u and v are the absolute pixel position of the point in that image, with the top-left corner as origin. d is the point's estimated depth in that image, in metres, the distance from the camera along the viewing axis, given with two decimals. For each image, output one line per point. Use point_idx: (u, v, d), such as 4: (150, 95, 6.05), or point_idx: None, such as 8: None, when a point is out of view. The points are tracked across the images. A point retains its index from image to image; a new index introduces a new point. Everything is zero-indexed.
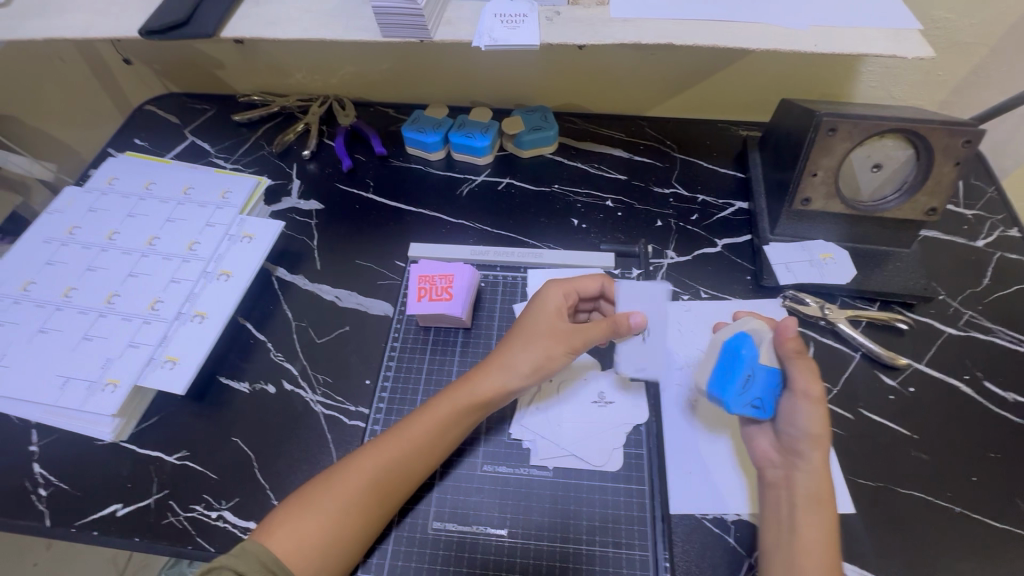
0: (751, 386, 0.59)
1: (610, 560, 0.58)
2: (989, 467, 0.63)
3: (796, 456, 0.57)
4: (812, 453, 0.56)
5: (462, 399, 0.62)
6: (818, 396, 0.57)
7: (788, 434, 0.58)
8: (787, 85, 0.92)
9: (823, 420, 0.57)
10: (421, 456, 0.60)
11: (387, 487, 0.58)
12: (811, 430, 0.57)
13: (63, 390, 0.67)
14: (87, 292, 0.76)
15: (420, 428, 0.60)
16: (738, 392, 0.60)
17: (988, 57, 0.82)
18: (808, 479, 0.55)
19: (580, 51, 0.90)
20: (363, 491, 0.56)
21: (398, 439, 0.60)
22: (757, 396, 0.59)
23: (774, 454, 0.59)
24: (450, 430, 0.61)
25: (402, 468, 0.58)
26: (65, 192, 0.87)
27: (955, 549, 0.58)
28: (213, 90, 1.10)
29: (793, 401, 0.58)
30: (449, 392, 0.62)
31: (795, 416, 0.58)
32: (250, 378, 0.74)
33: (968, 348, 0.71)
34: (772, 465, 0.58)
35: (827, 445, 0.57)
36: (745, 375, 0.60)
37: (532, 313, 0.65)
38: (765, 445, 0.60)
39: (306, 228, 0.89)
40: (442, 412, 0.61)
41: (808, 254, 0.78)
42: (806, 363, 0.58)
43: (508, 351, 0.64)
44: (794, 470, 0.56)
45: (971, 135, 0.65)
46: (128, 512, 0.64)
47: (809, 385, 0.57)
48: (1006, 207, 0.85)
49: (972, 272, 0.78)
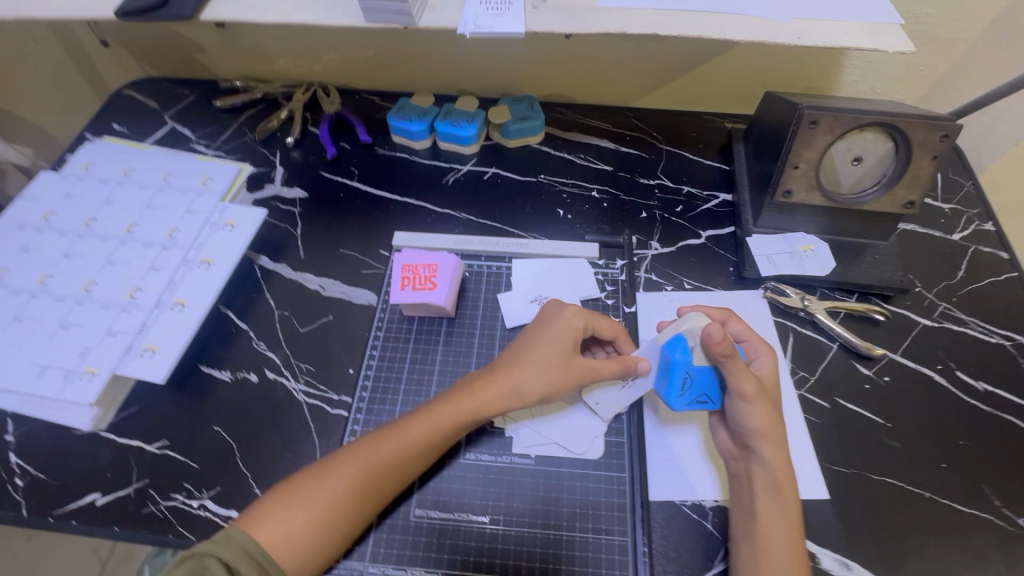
0: (690, 385, 0.61)
1: (590, 546, 0.59)
2: (959, 454, 0.65)
3: (749, 450, 0.58)
4: (760, 447, 0.57)
5: (464, 410, 0.61)
6: (753, 393, 0.58)
7: (739, 429, 0.59)
8: (772, 78, 0.92)
9: (768, 414, 0.58)
10: (418, 458, 0.59)
11: (378, 484, 0.57)
12: (754, 428, 0.57)
13: (39, 379, 0.66)
14: (64, 279, 0.75)
15: (417, 435, 0.60)
16: (679, 393, 0.61)
17: (967, 52, 0.83)
18: (763, 471, 0.56)
19: (567, 40, 0.90)
20: (348, 484, 0.56)
21: (394, 437, 0.60)
22: (699, 392, 0.61)
23: (733, 447, 0.60)
24: (447, 439, 0.61)
25: (396, 468, 0.58)
26: (39, 178, 0.85)
27: (923, 533, 0.60)
28: (194, 74, 1.07)
29: (734, 400, 0.59)
30: (450, 400, 0.62)
31: (738, 414, 0.59)
32: (232, 367, 0.73)
33: (942, 339, 0.73)
34: (732, 457, 0.60)
35: (777, 436, 0.58)
36: (682, 378, 0.60)
37: (547, 337, 0.63)
38: (725, 438, 0.62)
39: (289, 216, 0.88)
40: (441, 417, 0.61)
41: (789, 246, 0.79)
42: (736, 364, 0.58)
43: (518, 373, 0.62)
44: (750, 463, 0.58)
45: (948, 130, 0.66)
46: (107, 502, 0.64)
47: (743, 384, 0.58)
48: (982, 201, 0.86)
49: (947, 265, 0.79)
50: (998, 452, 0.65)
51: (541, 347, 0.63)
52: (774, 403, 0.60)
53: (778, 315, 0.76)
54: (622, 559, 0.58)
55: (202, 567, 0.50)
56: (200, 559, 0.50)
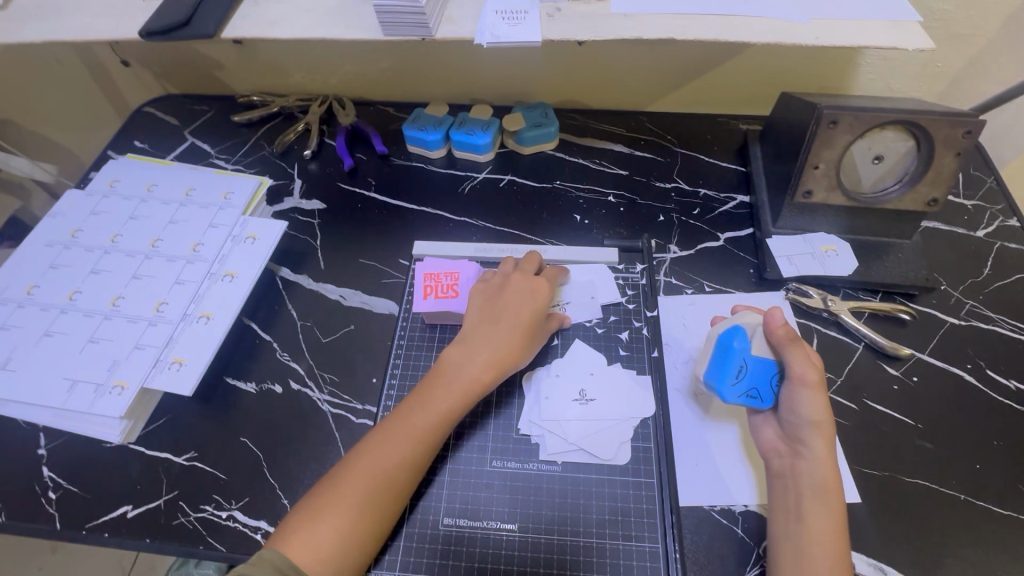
0: (745, 375, 0.61)
1: (620, 553, 0.58)
2: (993, 455, 0.63)
3: (800, 445, 0.57)
4: (813, 442, 0.56)
5: (456, 386, 0.62)
6: (816, 381, 0.57)
7: (790, 422, 0.59)
8: (786, 79, 0.92)
9: (823, 406, 0.57)
10: (421, 445, 0.60)
11: (393, 483, 0.58)
12: (810, 417, 0.57)
13: (70, 393, 0.67)
14: (92, 294, 0.76)
15: (418, 419, 0.61)
16: (733, 381, 0.60)
17: (986, 47, 0.82)
18: (812, 469, 0.56)
19: (580, 47, 0.90)
20: (372, 490, 0.56)
21: (399, 430, 0.60)
22: (752, 386, 0.61)
23: (780, 444, 0.59)
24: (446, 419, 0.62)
25: (404, 461, 0.59)
26: (66, 195, 0.87)
27: (959, 536, 0.59)
28: (212, 90, 1.09)
29: (792, 388, 0.59)
30: (443, 381, 0.63)
31: (794, 402, 0.58)
32: (257, 378, 0.74)
33: (970, 338, 0.72)
34: (778, 454, 0.59)
35: (829, 431, 0.57)
36: (739, 365, 0.61)
37: (507, 301, 0.67)
38: (769, 435, 0.61)
39: (309, 228, 0.89)
40: (438, 400, 0.62)
41: (810, 246, 0.78)
42: (800, 349, 0.59)
43: (485, 338, 0.65)
44: (798, 459, 0.57)
45: (971, 126, 0.65)
46: (138, 514, 0.64)
47: (806, 371, 0.58)
48: (1005, 197, 0.85)
49: (972, 262, 0.78)
50: None
51: (505, 309, 0.67)
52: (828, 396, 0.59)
53: (802, 316, 0.75)
54: (653, 565, 0.57)
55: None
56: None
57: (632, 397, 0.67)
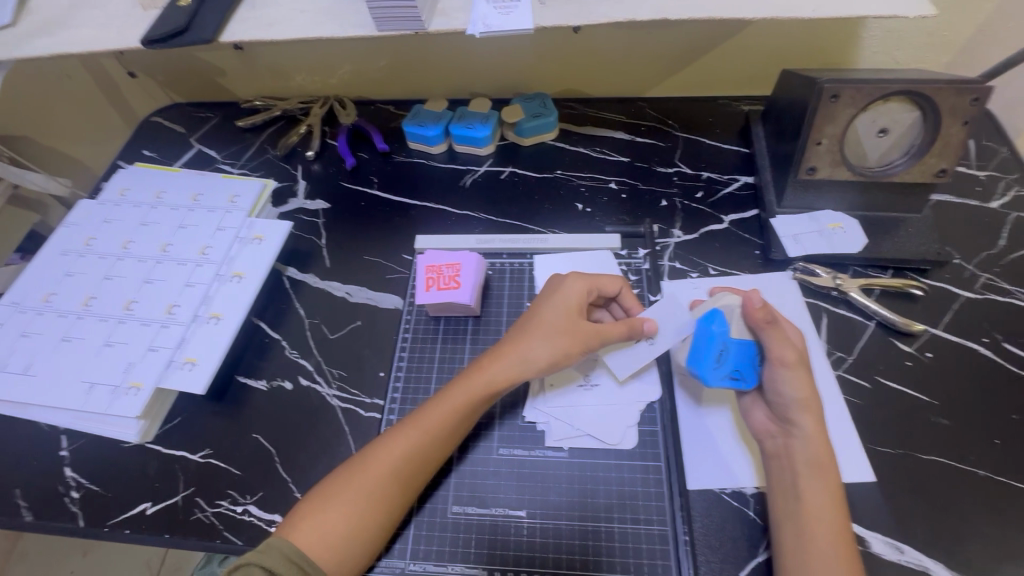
0: (726, 358, 0.60)
1: (629, 537, 0.58)
2: (1012, 429, 0.62)
3: (790, 425, 0.57)
4: (801, 419, 0.56)
5: (475, 385, 0.62)
6: (794, 360, 0.58)
7: (777, 403, 0.59)
8: (787, 56, 0.91)
9: (806, 383, 0.58)
10: (439, 442, 0.60)
11: (404, 476, 0.58)
12: (794, 396, 0.57)
13: (89, 395, 0.69)
14: (106, 299, 0.78)
15: (436, 417, 0.61)
16: (715, 365, 0.60)
17: (993, 13, 0.80)
18: (805, 446, 0.55)
19: (576, 34, 0.90)
20: (382, 482, 0.57)
21: (415, 427, 0.61)
22: (733, 368, 0.61)
23: (771, 425, 0.59)
24: (466, 417, 0.62)
25: (416, 457, 0.59)
26: (79, 205, 0.89)
27: (979, 512, 0.58)
28: (216, 97, 1.11)
29: (773, 368, 0.59)
30: (462, 380, 0.63)
31: (777, 383, 0.58)
32: (267, 376, 0.75)
33: (986, 311, 0.70)
34: (770, 435, 0.58)
35: (817, 408, 0.57)
36: (719, 349, 0.60)
37: (551, 306, 0.64)
38: (760, 417, 0.60)
39: (314, 227, 0.90)
40: (455, 399, 0.62)
41: (817, 224, 0.77)
42: (777, 331, 0.59)
43: (524, 344, 0.63)
44: (790, 438, 0.56)
45: (979, 93, 0.64)
46: (157, 510, 0.66)
47: (784, 351, 0.58)
48: (1020, 166, 0.83)
49: (986, 234, 0.76)
50: None
51: (547, 313, 0.64)
52: (810, 374, 0.60)
53: (809, 296, 0.74)
54: (663, 548, 0.57)
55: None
56: (244, 569, 0.51)
57: (638, 381, 0.67)
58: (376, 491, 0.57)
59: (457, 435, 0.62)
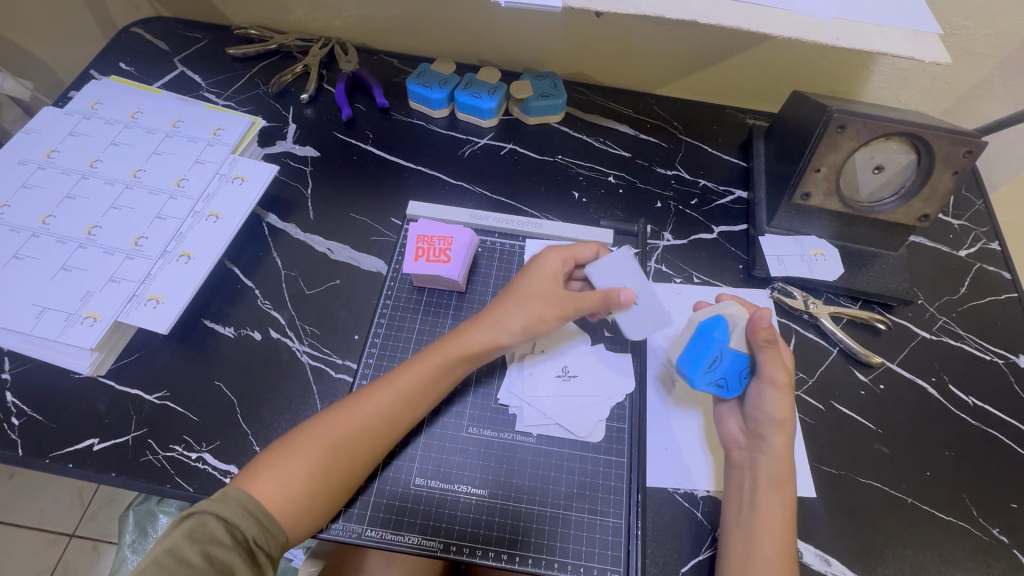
0: (718, 365, 0.62)
1: (584, 525, 0.60)
2: (943, 465, 0.67)
3: (760, 440, 0.60)
4: (772, 437, 0.59)
5: (454, 347, 0.63)
6: (784, 382, 0.60)
7: (755, 418, 0.61)
8: (798, 77, 0.91)
9: (787, 406, 0.60)
10: (409, 403, 0.61)
11: (374, 435, 0.58)
12: (775, 416, 0.59)
13: (39, 319, 0.65)
14: (66, 220, 0.73)
15: (410, 376, 0.61)
16: (705, 369, 0.62)
17: (996, 69, 0.83)
18: (770, 462, 0.58)
19: (598, 18, 0.87)
20: (351, 442, 0.57)
21: (388, 384, 0.61)
22: (721, 376, 0.62)
23: (741, 436, 0.62)
24: (439, 382, 0.62)
25: (388, 416, 0.59)
26: (43, 112, 0.82)
27: (902, 536, 0.63)
28: (206, 17, 1.03)
29: (760, 385, 0.61)
30: (442, 343, 0.63)
31: (762, 400, 0.60)
32: (235, 323, 0.73)
33: (939, 353, 0.74)
34: (738, 446, 0.61)
35: (789, 430, 0.60)
36: (714, 356, 0.62)
37: (531, 274, 0.66)
38: (733, 427, 0.63)
39: (300, 175, 0.86)
40: (431, 361, 0.62)
41: (800, 248, 0.80)
42: (775, 352, 0.60)
43: (502, 308, 0.64)
44: (757, 453, 0.59)
45: (973, 146, 0.66)
46: (104, 448, 0.63)
47: (776, 372, 0.60)
48: (991, 220, 0.87)
49: (951, 280, 0.81)
50: (982, 465, 0.67)
51: (527, 280, 0.66)
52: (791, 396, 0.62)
53: (783, 315, 0.77)
54: (616, 539, 0.59)
55: (200, 522, 0.50)
56: (198, 516, 0.50)
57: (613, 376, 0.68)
58: (344, 450, 0.57)
59: (430, 399, 0.62)
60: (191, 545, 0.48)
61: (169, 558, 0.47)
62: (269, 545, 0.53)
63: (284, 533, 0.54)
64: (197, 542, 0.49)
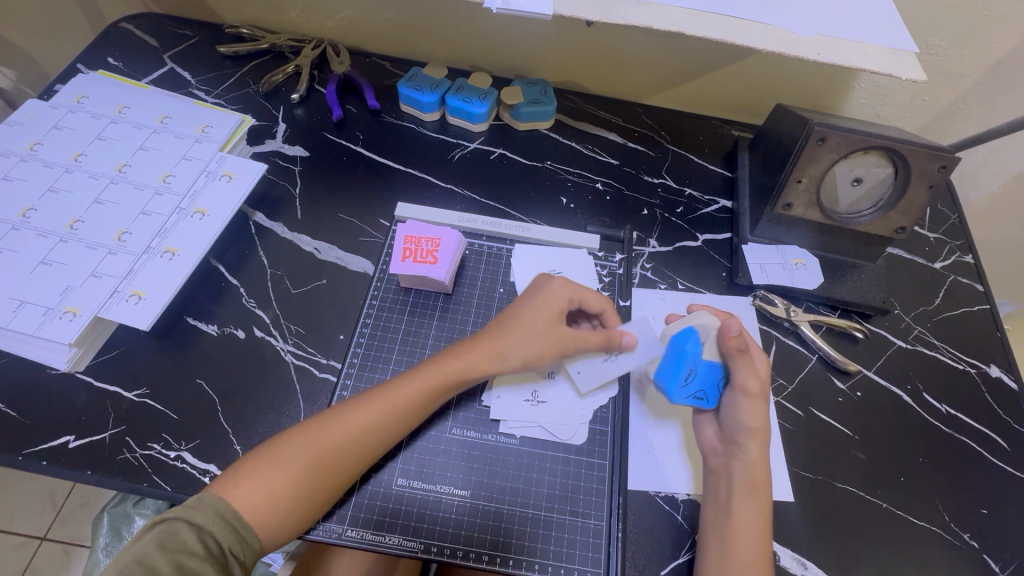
0: (693, 378, 0.63)
1: (566, 527, 0.60)
2: (917, 470, 0.68)
3: (735, 447, 0.60)
4: (748, 445, 0.60)
5: (451, 371, 0.62)
6: (756, 391, 0.61)
7: (729, 426, 0.62)
8: (782, 91, 0.94)
9: (762, 414, 0.61)
10: (397, 417, 0.60)
11: (364, 447, 0.58)
12: (748, 425, 0.60)
13: (16, 314, 0.64)
14: (48, 213, 0.72)
15: (405, 393, 0.61)
16: (682, 383, 0.62)
17: (970, 88, 0.86)
18: (745, 469, 0.59)
19: (589, 28, 0.89)
20: (340, 451, 0.57)
21: (384, 404, 0.60)
22: (698, 388, 0.63)
23: (717, 444, 0.63)
24: (431, 401, 0.62)
25: (382, 429, 0.59)
26: (27, 104, 0.81)
27: (876, 539, 0.64)
28: (196, 14, 1.03)
29: (734, 394, 0.62)
30: (437, 363, 0.63)
31: (735, 409, 0.61)
32: (219, 321, 0.72)
33: (913, 362, 0.76)
34: (715, 452, 0.62)
35: (764, 438, 0.61)
36: (688, 369, 0.62)
37: (537, 306, 0.64)
38: (710, 434, 0.64)
39: (289, 174, 0.86)
40: (428, 382, 0.62)
41: (782, 258, 0.81)
42: (744, 361, 0.61)
43: (504, 339, 0.64)
44: (733, 460, 0.60)
45: (947, 161, 0.68)
46: (80, 445, 0.62)
47: (748, 382, 0.61)
48: (966, 234, 0.90)
49: (926, 291, 0.83)
50: (954, 471, 0.68)
51: (534, 314, 0.64)
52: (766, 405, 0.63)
53: (765, 323, 0.78)
54: (596, 541, 0.60)
55: (172, 531, 0.49)
56: (169, 524, 0.50)
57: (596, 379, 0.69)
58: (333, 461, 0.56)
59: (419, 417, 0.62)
60: (162, 555, 0.47)
61: (138, 568, 0.46)
62: (243, 554, 0.52)
63: (259, 542, 0.53)
64: (169, 552, 0.48)
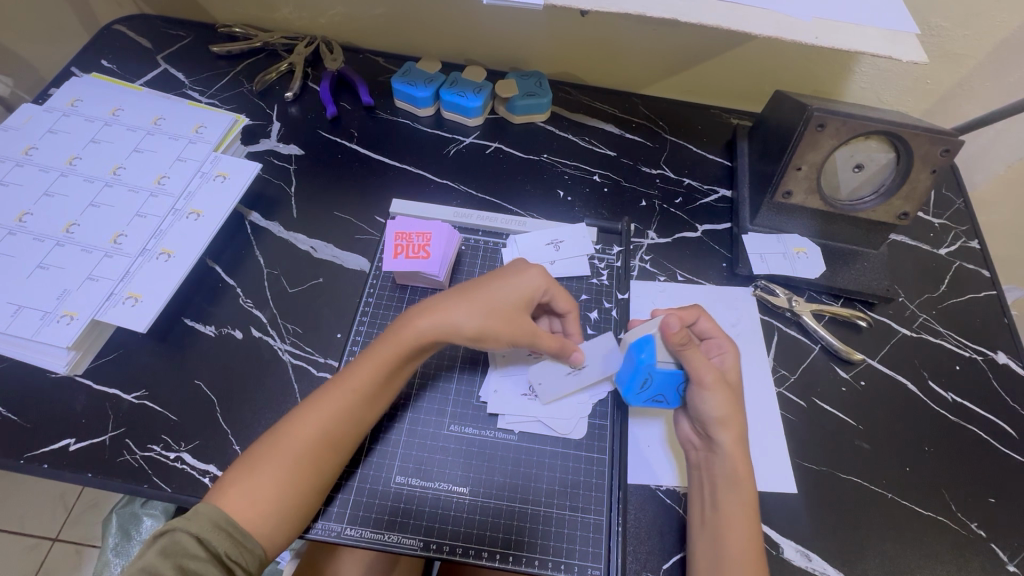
0: (650, 383, 0.62)
1: (566, 522, 0.60)
2: (923, 459, 0.67)
3: (711, 441, 0.60)
4: (720, 437, 0.59)
5: (407, 349, 0.61)
6: (711, 382, 0.59)
7: (699, 419, 0.61)
8: (782, 77, 0.92)
9: (728, 404, 0.59)
10: (359, 400, 0.59)
11: (335, 439, 0.58)
12: (714, 417, 0.59)
13: (14, 319, 0.64)
14: (44, 217, 0.72)
15: (362, 377, 0.60)
16: (637, 390, 0.63)
17: (975, 70, 0.84)
18: (722, 462, 0.58)
19: (584, 18, 0.88)
20: (310, 448, 0.56)
21: (342, 386, 0.59)
22: (658, 392, 0.63)
23: (694, 437, 0.62)
24: (390, 378, 0.61)
25: (345, 415, 0.58)
26: (22, 109, 0.81)
27: (881, 531, 0.63)
28: (190, 14, 1.03)
29: (694, 389, 0.60)
30: (388, 340, 0.61)
31: (699, 404, 0.60)
32: (216, 322, 0.72)
33: (919, 349, 0.75)
34: (694, 447, 0.62)
35: (737, 427, 0.59)
36: (643, 377, 0.61)
37: (502, 284, 0.63)
38: (688, 428, 0.63)
39: (283, 172, 0.86)
40: (382, 360, 0.61)
41: (783, 246, 0.80)
42: (694, 354, 0.59)
43: (462, 311, 0.62)
44: (711, 453, 0.59)
45: (950, 145, 0.66)
46: (82, 448, 0.62)
47: (703, 375, 0.59)
48: (971, 219, 0.88)
49: (931, 278, 0.81)
50: (960, 460, 0.67)
51: (500, 291, 0.63)
52: (737, 395, 0.61)
53: (766, 313, 0.77)
54: (596, 536, 0.59)
55: (173, 538, 0.50)
56: (170, 531, 0.50)
57: None
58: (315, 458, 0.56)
59: (381, 398, 0.61)
60: (163, 561, 0.48)
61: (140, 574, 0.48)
62: (245, 560, 0.52)
63: (262, 547, 0.53)
64: (170, 557, 0.49)
